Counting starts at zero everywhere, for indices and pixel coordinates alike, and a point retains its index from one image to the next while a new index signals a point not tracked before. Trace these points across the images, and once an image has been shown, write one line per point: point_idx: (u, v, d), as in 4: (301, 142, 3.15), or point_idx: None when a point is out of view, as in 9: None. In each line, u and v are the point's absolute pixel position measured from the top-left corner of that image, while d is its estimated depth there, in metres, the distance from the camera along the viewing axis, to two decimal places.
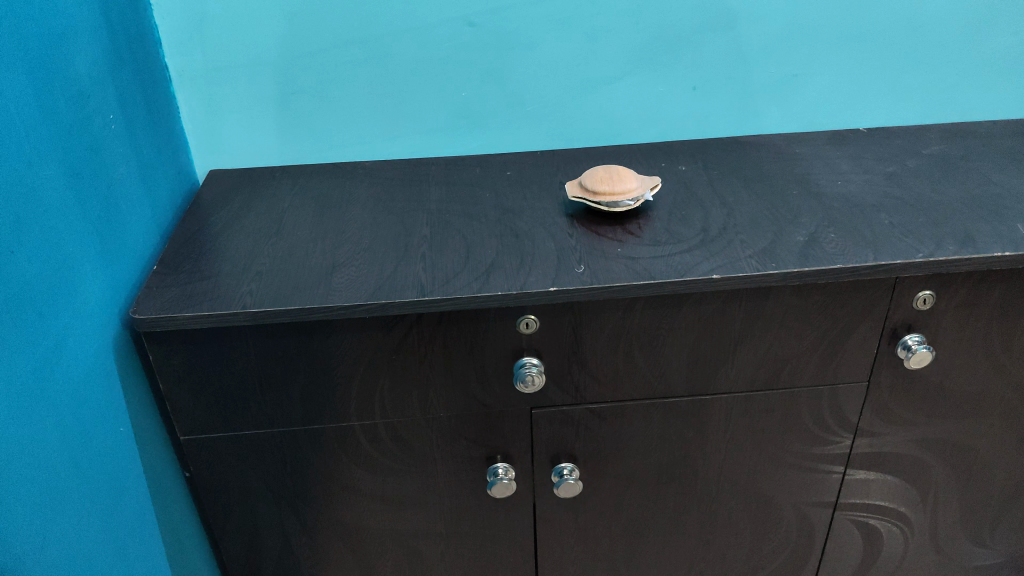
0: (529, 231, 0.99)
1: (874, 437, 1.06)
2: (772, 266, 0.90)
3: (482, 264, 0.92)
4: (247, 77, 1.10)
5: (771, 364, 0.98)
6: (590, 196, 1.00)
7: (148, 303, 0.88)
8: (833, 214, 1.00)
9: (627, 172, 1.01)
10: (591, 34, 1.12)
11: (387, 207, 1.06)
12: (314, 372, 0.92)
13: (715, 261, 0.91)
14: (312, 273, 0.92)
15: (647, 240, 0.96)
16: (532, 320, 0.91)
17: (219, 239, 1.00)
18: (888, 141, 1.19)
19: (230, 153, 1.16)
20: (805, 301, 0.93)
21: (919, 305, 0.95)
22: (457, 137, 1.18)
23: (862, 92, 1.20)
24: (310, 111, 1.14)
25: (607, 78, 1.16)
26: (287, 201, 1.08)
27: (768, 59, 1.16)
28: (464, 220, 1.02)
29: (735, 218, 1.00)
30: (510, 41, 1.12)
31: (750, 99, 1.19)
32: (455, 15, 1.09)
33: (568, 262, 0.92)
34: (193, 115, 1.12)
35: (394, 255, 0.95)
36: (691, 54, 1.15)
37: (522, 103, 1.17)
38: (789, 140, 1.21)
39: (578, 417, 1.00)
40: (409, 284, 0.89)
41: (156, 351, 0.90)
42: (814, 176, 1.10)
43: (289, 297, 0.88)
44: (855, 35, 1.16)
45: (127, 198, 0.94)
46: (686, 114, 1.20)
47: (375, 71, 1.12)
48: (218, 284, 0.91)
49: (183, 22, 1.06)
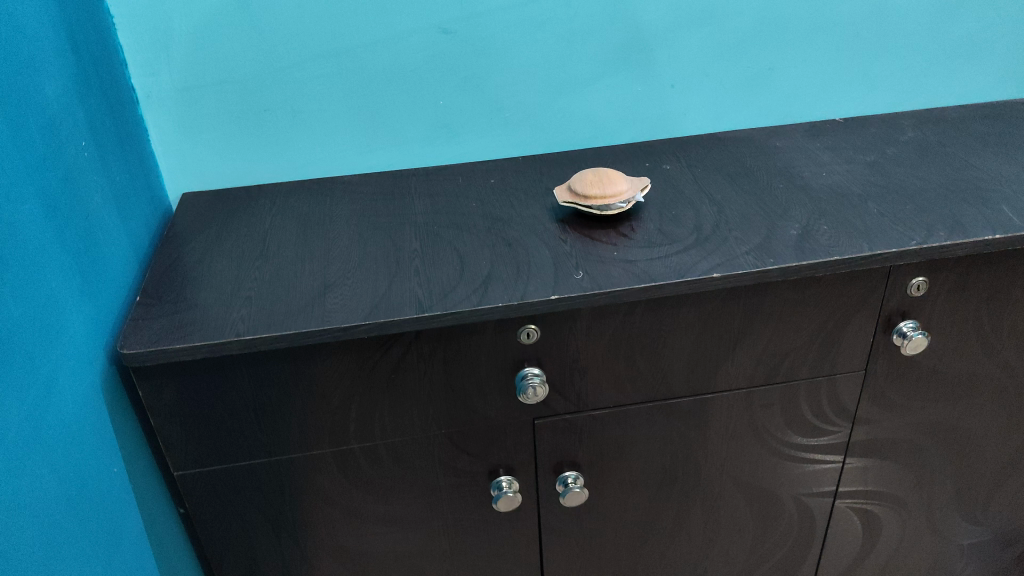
0: (521, 240, 0.97)
1: (871, 424, 1.07)
2: (769, 261, 0.90)
3: (478, 275, 0.91)
4: (218, 96, 1.07)
5: (771, 359, 0.98)
6: (580, 200, 0.99)
7: (134, 337, 0.84)
8: (822, 206, 1.01)
9: (616, 174, 1.01)
10: (567, 36, 1.11)
11: (372, 222, 1.03)
12: (310, 397, 0.89)
13: (713, 259, 0.91)
14: (303, 295, 0.89)
15: (642, 242, 0.95)
16: (533, 330, 0.89)
17: (201, 265, 0.97)
18: (865, 130, 1.20)
19: (204, 175, 1.12)
20: (802, 295, 0.93)
21: (911, 292, 0.96)
22: (437, 147, 1.16)
23: (836, 83, 1.21)
24: (285, 127, 1.11)
25: (585, 79, 1.15)
26: (268, 221, 1.05)
27: (744, 54, 1.16)
28: (454, 231, 1.00)
29: (726, 215, 1.00)
30: (487, 47, 1.10)
31: (728, 94, 1.20)
32: (429, 23, 1.07)
33: (566, 269, 0.91)
34: (163, 137, 1.08)
35: (386, 272, 0.92)
36: (667, 52, 1.15)
37: (501, 109, 1.15)
38: (767, 134, 1.21)
39: (581, 425, 0.98)
40: (407, 300, 0.87)
41: (145, 386, 0.86)
42: (797, 169, 1.10)
43: (283, 322, 0.85)
44: (827, 26, 1.16)
45: (104, 228, 0.90)
46: (665, 112, 1.20)
47: (350, 84, 1.09)
48: (206, 312, 0.88)
49: (148, 41, 1.02)
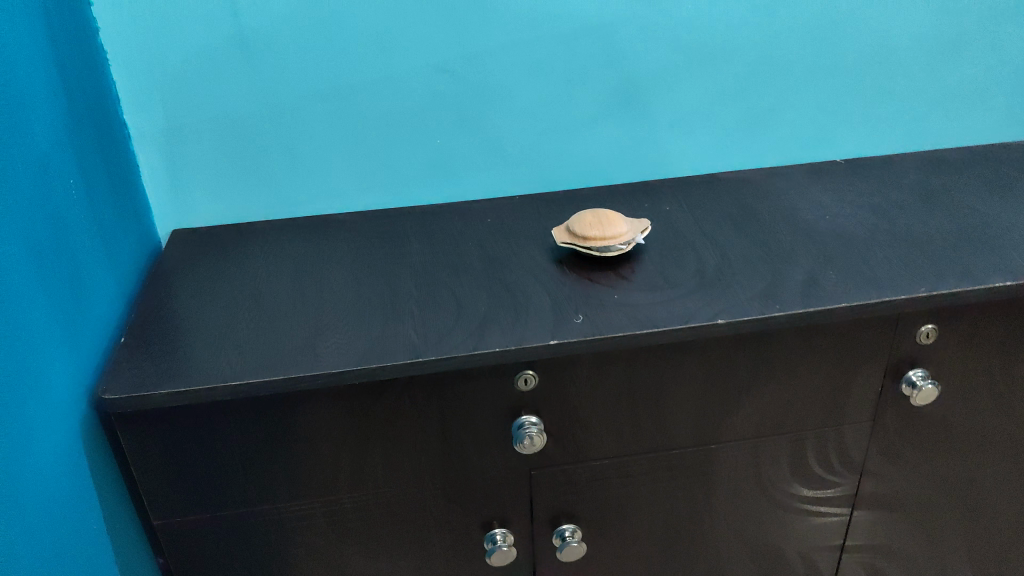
0: (519, 282, 0.94)
1: (879, 476, 1.03)
2: (775, 308, 0.87)
3: (475, 319, 0.88)
4: (211, 133, 1.05)
5: (777, 408, 0.94)
6: (579, 242, 0.97)
7: (116, 382, 0.80)
8: (827, 251, 0.98)
9: (616, 215, 0.98)
10: (568, 77, 1.10)
11: (366, 263, 1.01)
12: (298, 445, 0.86)
13: (718, 305, 0.88)
14: (294, 339, 0.86)
15: (643, 286, 0.93)
16: (532, 377, 0.86)
17: (187, 306, 0.93)
18: (868, 172, 1.19)
19: (195, 213, 1.10)
20: (809, 343, 0.91)
21: (921, 340, 0.93)
22: (434, 186, 1.14)
23: (838, 124, 1.20)
24: (279, 165, 1.08)
25: (585, 120, 1.13)
26: (259, 262, 1.02)
27: (745, 95, 1.15)
28: (450, 273, 0.97)
29: (729, 259, 0.97)
30: (486, 87, 1.08)
31: (729, 135, 1.18)
32: (428, 62, 1.05)
33: (566, 313, 0.88)
34: (154, 174, 1.06)
35: (380, 315, 0.89)
36: (669, 93, 1.13)
37: (499, 149, 1.13)
38: (769, 175, 1.19)
39: (580, 476, 0.94)
40: (400, 345, 0.84)
41: (126, 433, 0.82)
42: (800, 212, 1.08)
43: (273, 367, 0.82)
44: (829, 69, 1.15)
45: (90, 268, 0.87)
46: (666, 153, 1.18)
47: (347, 122, 1.07)
48: (192, 356, 0.84)
49: (141, 77, 1.00)
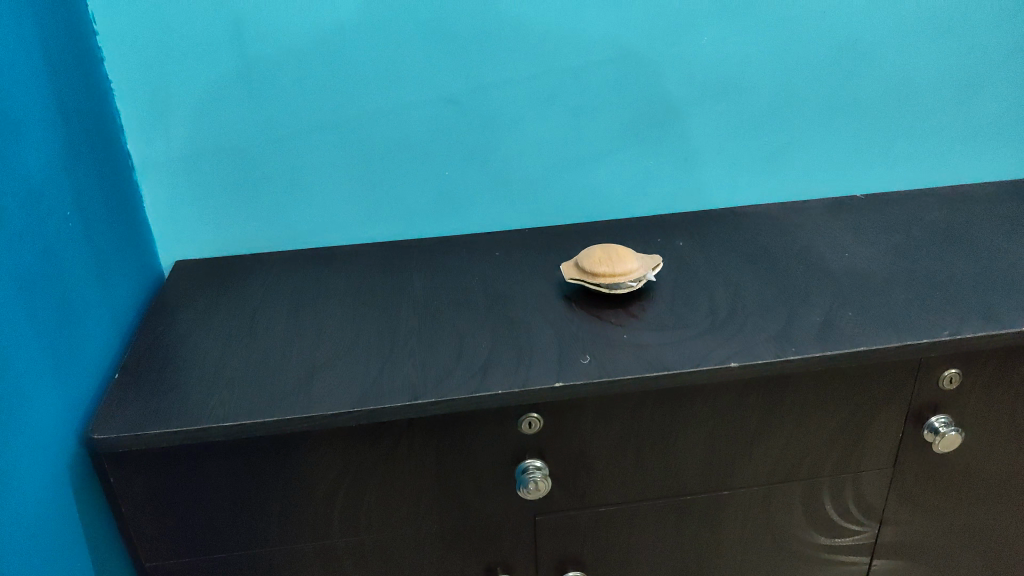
0: (524, 320, 0.92)
1: (899, 525, 0.99)
2: (790, 352, 0.84)
3: (477, 359, 0.85)
4: (215, 164, 1.03)
5: (792, 454, 0.91)
6: (588, 278, 0.94)
7: (107, 421, 0.78)
8: (844, 291, 0.95)
9: (626, 251, 0.95)
10: (577, 109, 1.08)
11: (369, 298, 0.98)
12: (293, 487, 0.83)
13: (729, 348, 0.85)
14: (291, 377, 0.84)
15: (652, 325, 0.90)
16: (535, 420, 0.82)
17: (186, 342, 0.91)
18: (888, 209, 1.15)
19: (197, 245, 1.08)
20: (825, 388, 0.87)
21: (944, 384, 0.89)
22: (440, 220, 1.12)
23: (856, 158, 1.17)
24: (283, 197, 1.07)
25: (594, 152, 1.11)
26: (260, 296, 1.00)
27: (761, 129, 1.12)
28: (453, 309, 0.95)
29: (743, 299, 0.94)
30: (494, 119, 1.06)
31: (743, 169, 1.15)
32: (436, 94, 1.03)
33: (571, 354, 0.85)
34: (157, 206, 1.05)
35: (380, 353, 0.87)
36: (681, 125, 1.10)
37: (507, 182, 1.11)
38: (785, 211, 1.16)
39: (586, 522, 0.91)
40: (399, 387, 0.81)
41: (117, 473, 0.80)
42: (817, 249, 1.05)
43: (268, 407, 0.79)
44: (847, 102, 1.12)
45: (84, 301, 0.85)
46: (679, 187, 1.15)
47: (352, 154, 1.06)
48: (187, 394, 0.82)
49: (145, 107, 0.99)
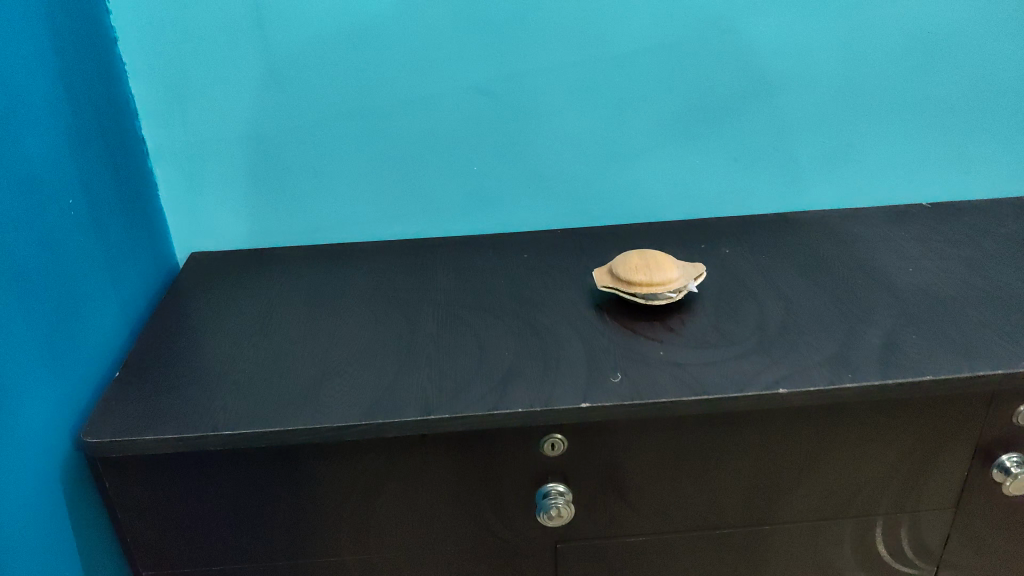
0: (552, 329, 0.85)
1: (960, 570, 0.90)
2: (847, 378, 0.76)
3: (498, 370, 0.78)
4: (233, 152, 0.98)
5: (844, 489, 0.82)
6: (623, 287, 0.86)
7: (102, 423, 0.73)
8: (909, 311, 0.86)
9: (666, 259, 0.88)
10: (619, 102, 1.00)
11: (389, 299, 0.92)
12: (298, 501, 0.77)
13: (779, 371, 0.77)
14: (299, 383, 0.78)
15: (693, 341, 0.82)
16: (559, 442, 0.75)
17: (193, 341, 0.86)
18: (958, 219, 1.05)
19: (214, 236, 1.04)
20: (885, 418, 0.78)
21: (1018, 421, 0.80)
22: (469, 217, 1.06)
23: (925, 163, 1.07)
24: (304, 189, 1.01)
25: (637, 150, 1.03)
26: (276, 293, 0.95)
27: (820, 128, 1.03)
28: (477, 314, 0.88)
29: (795, 315, 0.86)
30: (529, 111, 0.99)
31: (799, 171, 1.06)
32: (467, 83, 0.97)
33: (602, 370, 0.77)
34: (173, 194, 1.01)
35: (395, 360, 0.81)
36: (733, 122, 1.02)
37: (542, 178, 1.04)
38: (843, 219, 1.07)
39: (613, 551, 0.83)
40: (412, 398, 0.75)
41: (113, 481, 0.74)
42: (878, 262, 0.96)
43: (271, 415, 0.74)
44: (918, 101, 1.02)
45: (86, 293, 0.81)
46: (728, 190, 1.07)
47: (377, 145, 0.99)
48: (188, 397, 0.77)
49: (162, 90, 0.94)
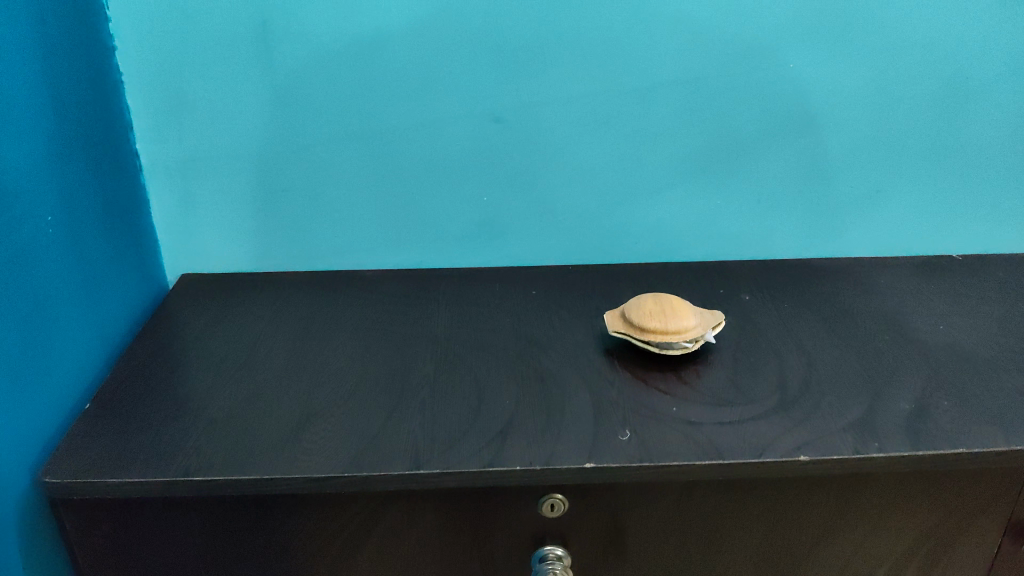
0: (556, 376, 0.79)
1: None
2: (874, 447, 0.70)
3: (496, 420, 0.72)
4: (229, 171, 0.94)
5: (864, 564, 0.76)
6: (635, 333, 0.81)
7: (67, 461, 0.68)
8: (940, 373, 0.80)
9: (682, 305, 0.82)
10: (636, 136, 0.95)
11: (385, 334, 0.87)
12: (272, 553, 0.71)
13: (800, 435, 0.71)
14: (281, 424, 0.73)
15: (707, 397, 0.76)
16: (558, 502, 0.69)
17: (174, 370, 0.81)
18: (991, 273, 0.99)
19: (206, 257, 0.99)
20: (912, 490, 0.72)
21: None
22: (475, 248, 1.01)
23: (957, 212, 1.01)
24: (302, 212, 0.96)
25: (653, 186, 0.98)
26: (265, 322, 0.90)
27: (848, 172, 0.98)
28: (477, 355, 0.83)
29: (818, 372, 0.80)
30: (541, 141, 0.94)
31: (824, 215, 1.00)
32: (478, 109, 0.92)
33: (608, 426, 0.72)
34: (165, 212, 0.96)
35: (386, 403, 0.75)
36: (756, 162, 0.97)
37: (552, 212, 0.99)
38: (869, 267, 1.01)
39: None
40: (401, 449, 0.69)
41: (74, 523, 0.69)
42: (906, 317, 0.90)
43: (247, 460, 0.68)
44: (952, 147, 0.97)
45: (60, 317, 0.76)
46: (747, 232, 1.01)
47: (381, 170, 0.95)
48: (161, 435, 0.71)
49: (158, 104, 0.90)
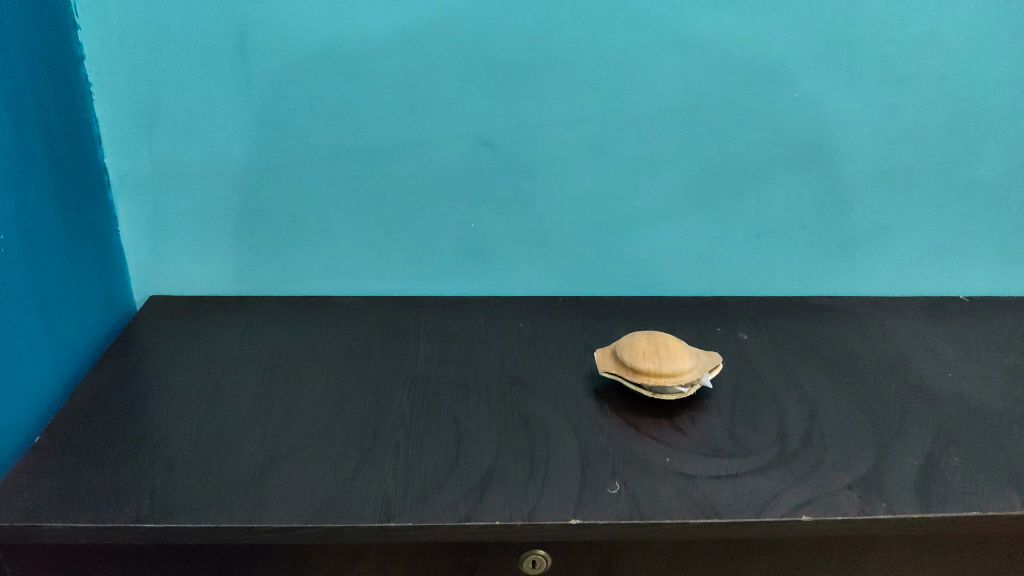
0: (543, 419, 0.74)
1: None
2: (880, 507, 0.65)
3: (476, 468, 0.67)
4: (203, 190, 0.89)
5: None
6: (627, 375, 0.76)
7: (6, 503, 0.63)
8: (949, 426, 0.75)
9: (678, 346, 0.77)
10: (634, 165, 0.90)
11: (361, 367, 0.82)
12: None
13: (802, 493, 0.66)
14: (244, 467, 0.67)
15: (703, 447, 0.71)
16: (541, 559, 0.64)
17: (133, 402, 0.76)
18: (999, 318, 0.95)
19: (177, 278, 0.94)
20: (920, 554, 0.67)
21: None
22: (460, 277, 0.96)
23: (964, 254, 0.97)
24: (279, 234, 0.92)
25: (650, 217, 0.93)
26: (235, 350, 0.85)
27: (852, 209, 0.94)
28: (458, 393, 0.78)
29: (820, 423, 0.75)
30: (534, 167, 0.90)
31: (826, 253, 0.96)
32: (468, 132, 0.87)
33: (597, 477, 0.67)
34: (134, 229, 0.91)
35: (358, 446, 0.70)
36: (757, 195, 0.92)
37: (543, 241, 0.94)
38: (872, 308, 0.97)
39: None
40: (372, 498, 0.64)
41: (13, 569, 0.63)
42: (911, 364, 0.85)
43: (204, 506, 0.63)
44: (962, 186, 0.93)
45: (11, 343, 0.70)
46: (746, 267, 0.97)
47: (364, 193, 0.90)
48: (113, 475, 0.66)
49: (129, 117, 0.85)
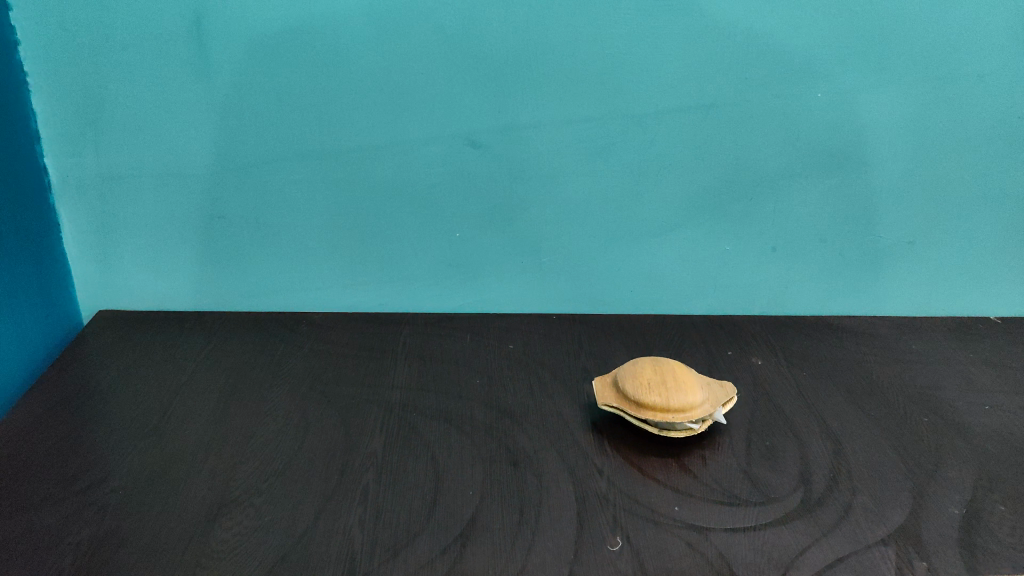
0: (534, 457, 0.65)
1: None
2: (924, 567, 0.56)
3: (456, 516, 0.58)
4: (157, 193, 0.80)
5: None
6: (630, 410, 0.67)
7: None
8: (993, 467, 0.67)
9: (688, 377, 0.68)
10: (638, 169, 0.81)
11: (330, 395, 0.73)
12: None
13: (832, 548, 0.57)
14: (187, 513, 0.58)
15: (716, 492, 0.62)
16: None
17: (67, 433, 0.67)
18: None
19: (130, 291, 0.85)
20: None
21: None
22: (444, 291, 0.87)
23: (998, 271, 0.89)
24: (243, 242, 0.83)
25: (655, 228, 0.85)
26: (188, 374, 0.76)
27: (877, 220, 0.85)
28: (439, 425, 0.69)
29: (848, 463, 0.66)
30: (526, 171, 0.81)
31: (847, 268, 0.88)
32: (454, 131, 0.78)
33: (595, 529, 0.58)
34: (81, 236, 0.82)
35: (320, 489, 0.61)
36: (773, 204, 0.84)
37: (536, 252, 0.85)
38: (895, 329, 0.88)
39: None
40: (333, 553, 0.55)
41: None
42: (945, 394, 0.77)
43: (136, 562, 0.53)
44: (1000, 197, 0.84)
45: None
46: (759, 283, 0.88)
47: (337, 197, 0.81)
48: (33, 522, 0.57)
49: (72, 111, 0.76)
